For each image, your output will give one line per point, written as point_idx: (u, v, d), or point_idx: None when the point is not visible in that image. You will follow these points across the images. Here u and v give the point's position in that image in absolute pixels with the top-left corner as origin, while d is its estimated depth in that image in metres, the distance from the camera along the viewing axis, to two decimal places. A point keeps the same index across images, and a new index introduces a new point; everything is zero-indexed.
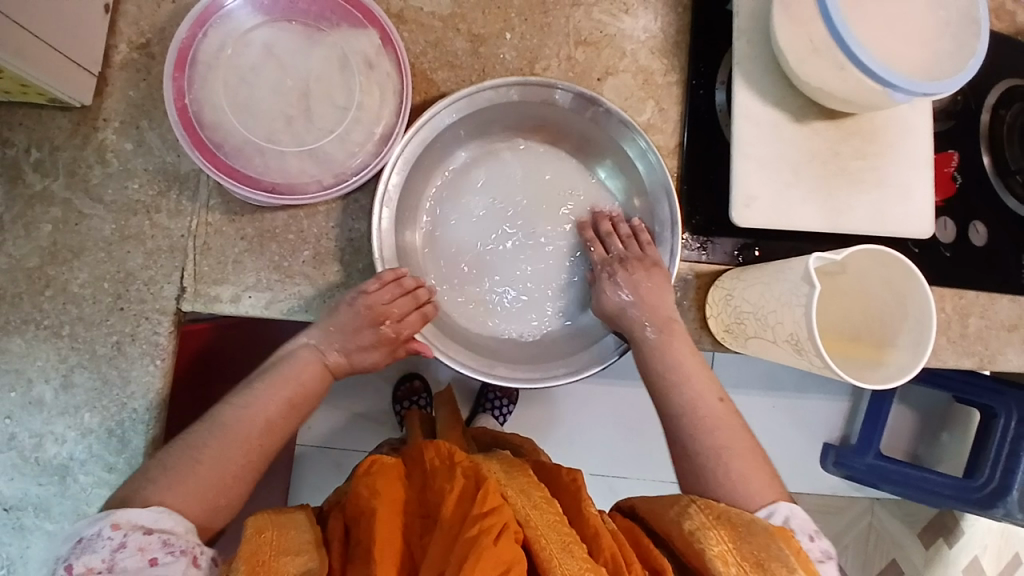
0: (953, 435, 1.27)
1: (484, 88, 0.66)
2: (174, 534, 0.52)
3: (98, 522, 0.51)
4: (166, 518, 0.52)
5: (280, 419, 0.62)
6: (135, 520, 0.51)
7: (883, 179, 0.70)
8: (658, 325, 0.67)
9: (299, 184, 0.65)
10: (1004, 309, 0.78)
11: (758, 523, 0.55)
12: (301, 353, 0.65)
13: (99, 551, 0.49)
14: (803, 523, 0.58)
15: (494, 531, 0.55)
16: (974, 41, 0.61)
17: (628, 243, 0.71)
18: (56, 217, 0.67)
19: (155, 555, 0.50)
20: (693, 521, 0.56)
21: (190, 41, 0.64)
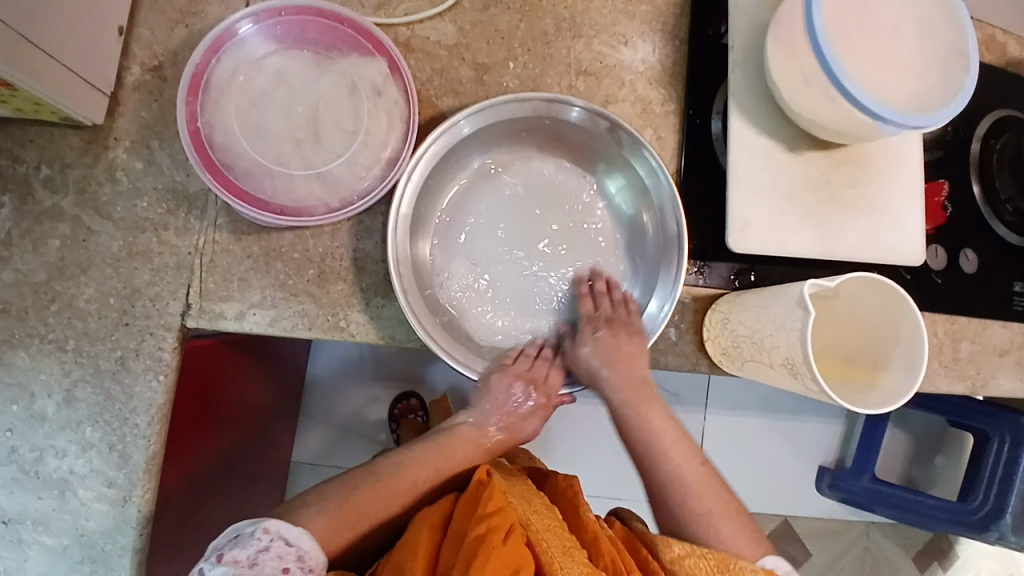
0: (947, 460, 1.28)
1: (497, 103, 0.68)
2: (306, 552, 0.58)
3: (253, 525, 0.56)
4: (305, 539, 0.58)
5: (427, 485, 0.69)
6: (281, 530, 0.57)
7: (873, 206, 0.72)
8: (631, 389, 0.71)
9: (306, 207, 0.66)
10: (996, 334, 0.80)
11: (750, 570, 0.58)
12: (461, 430, 0.74)
13: (248, 547, 0.54)
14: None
15: (502, 531, 0.56)
16: (962, 76, 0.63)
17: (616, 306, 0.72)
18: (64, 233, 0.69)
19: (288, 566, 0.56)
20: (683, 547, 0.61)
21: (203, 67, 0.65)
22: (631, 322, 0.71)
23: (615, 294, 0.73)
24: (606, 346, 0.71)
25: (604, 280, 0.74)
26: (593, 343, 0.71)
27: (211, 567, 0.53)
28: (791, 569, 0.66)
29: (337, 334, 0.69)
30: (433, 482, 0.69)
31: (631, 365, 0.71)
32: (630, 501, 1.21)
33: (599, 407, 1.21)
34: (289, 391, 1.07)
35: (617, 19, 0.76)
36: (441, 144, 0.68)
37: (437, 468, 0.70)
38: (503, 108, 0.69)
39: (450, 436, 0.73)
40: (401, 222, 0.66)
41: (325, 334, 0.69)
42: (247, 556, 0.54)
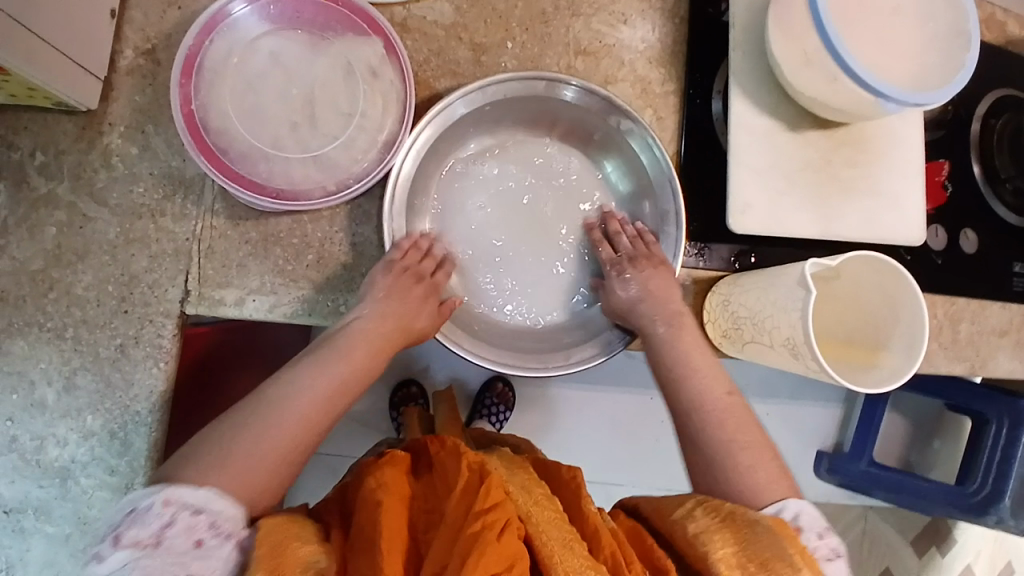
0: (944, 443, 1.28)
1: (490, 83, 0.68)
2: (220, 517, 0.53)
3: (150, 497, 0.51)
4: (216, 500, 0.53)
5: (325, 398, 0.61)
6: (183, 497, 0.52)
7: (874, 186, 0.71)
8: (666, 321, 0.69)
9: (303, 191, 0.65)
10: (995, 315, 0.80)
11: (762, 524, 0.57)
12: (356, 329, 0.65)
13: (149, 525, 0.50)
14: (812, 520, 0.60)
15: (498, 526, 0.56)
16: (964, 52, 0.62)
17: (633, 243, 0.71)
18: (61, 220, 0.68)
19: (201, 537, 0.52)
20: (698, 524, 0.58)
21: (197, 49, 0.64)
22: (653, 254, 0.70)
23: (628, 231, 0.73)
24: (646, 283, 0.68)
25: (616, 220, 0.74)
26: (629, 285, 0.69)
27: (109, 551, 0.50)
28: (817, 514, 0.60)
29: (337, 319, 0.69)
30: (334, 399, 0.61)
31: (664, 295, 0.69)
32: (630, 484, 1.22)
33: (599, 392, 1.21)
34: None
35: None
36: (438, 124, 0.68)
37: (341, 376, 0.62)
38: (499, 87, 0.68)
39: (335, 344, 0.63)
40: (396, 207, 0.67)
41: (325, 320, 0.69)
42: (149, 535, 0.50)
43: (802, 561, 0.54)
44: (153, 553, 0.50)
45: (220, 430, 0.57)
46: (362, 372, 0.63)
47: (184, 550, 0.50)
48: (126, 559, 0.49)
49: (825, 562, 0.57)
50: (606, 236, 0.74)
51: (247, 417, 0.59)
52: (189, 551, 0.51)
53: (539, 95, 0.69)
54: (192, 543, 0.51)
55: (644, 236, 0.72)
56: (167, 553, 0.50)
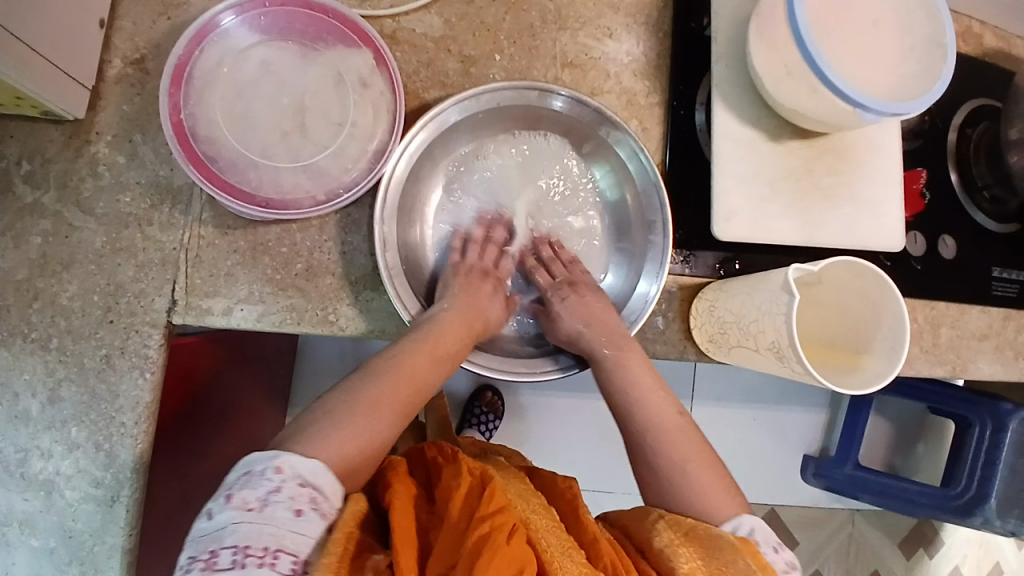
0: (928, 448, 1.30)
1: (484, 91, 0.68)
2: (321, 494, 0.52)
3: (266, 461, 0.51)
4: (322, 475, 0.53)
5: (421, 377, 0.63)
6: (296, 468, 0.52)
7: (854, 193, 0.73)
8: (614, 344, 0.70)
9: (293, 200, 0.65)
10: (974, 320, 0.82)
11: (725, 539, 0.57)
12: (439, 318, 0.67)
13: (259, 487, 0.49)
14: (767, 535, 0.60)
15: (505, 529, 0.55)
16: (941, 64, 0.64)
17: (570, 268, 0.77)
18: (46, 230, 0.68)
19: (302, 508, 0.50)
20: (663, 538, 0.58)
21: (186, 58, 0.64)
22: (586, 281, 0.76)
23: (564, 256, 0.79)
24: (576, 306, 0.72)
25: (548, 246, 0.79)
26: (564, 308, 0.73)
27: (219, 507, 0.48)
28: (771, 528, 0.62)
29: (326, 328, 0.69)
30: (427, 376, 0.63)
31: (609, 320, 0.71)
32: (620, 492, 1.22)
33: (588, 399, 1.21)
34: (277, 388, 1.06)
35: (602, 11, 0.76)
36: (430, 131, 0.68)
37: (432, 358, 0.64)
38: (493, 95, 0.69)
39: (429, 330, 0.65)
40: (389, 212, 0.66)
41: (314, 329, 0.69)
42: (257, 498, 0.49)
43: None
44: (257, 518, 0.48)
45: (330, 409, 0.58)
46: (447, 360, 0.65)
47: (284, 519, 0.48)
48: (228, 520, 0.47)
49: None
50: (541, 260, 0.79)
51: (344, 398, 0.59)
52: (290, 519, 0.48)
53: (531, 103, 0.70)
54: (294, 512, 0.49)
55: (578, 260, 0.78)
56: (269, 519, 0.48)
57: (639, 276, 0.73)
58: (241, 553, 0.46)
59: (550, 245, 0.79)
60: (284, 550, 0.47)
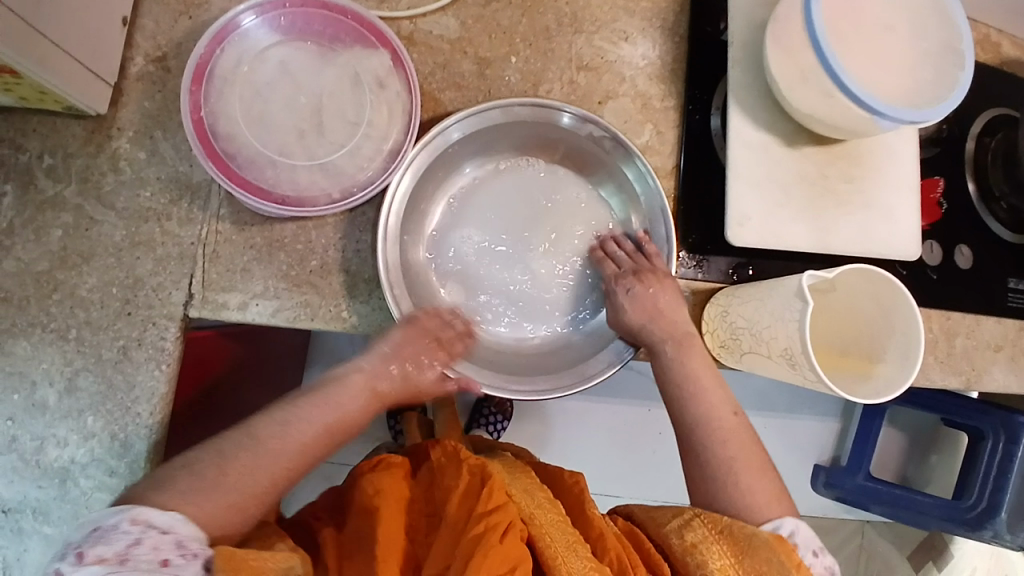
0: (942, 459, 1.27)
1: (492, 107, 0.69)
2: (188, 537, 0.52)
3: (117, 516, 0.50)
4: (182, 523, 0.52)
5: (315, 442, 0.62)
6: (151, 518, 0.51)
7: (869, 201, 0.73)
8: (675, 341, 0.69)
9: (309, 197, 0.66)
10: (990, 330, 0.81)
11: (761, 538, 0.57)
12: (350, 378, 0.65)
13: (114, 543, 0.49)
14: (808, 539, 0.62)
15: (499, 528, 0.57)
16: (957, 72, 0.64)
17: (634, 257, 0.72)
18: (67, 223, 0.69)
19: (167, 556, 0.50)
20: (697, 535, 0.59)
21: (208, 57, 0.66)
22: (655, 267, 0.70)
23: (627, 247, 0.74)
24: (641, 298, 0.69)
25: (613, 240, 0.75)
26: (628, 298, 0.70)
27: (69, 568, 0.48)
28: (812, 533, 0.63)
29: (339, 325, 0.70)
30: (323, 440, 0.62)
31: (676, 313, 0.69)
32: (628, 495, 1.22)
33: (597, 402, 1.21)
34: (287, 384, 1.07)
35: (618, 15, 0.76)
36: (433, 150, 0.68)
37: (327, 425, 0.62)
38: (492, 113, 0.69)
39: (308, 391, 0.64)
40: (391, 232, 0.66)
41: (327, 325, 0.70)
42: (113, 554, 0.49)
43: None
44: (120, 572, 0.49)
45: (215, 458, 0.57)
46: (342, 427, 0.64)
47: (149, 571, 0.49)
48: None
49: None
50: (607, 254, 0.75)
51: (231, 452, 0.58)
52: (154, 571, 0.49)
53: (520, 118, 0.70)
54: (158, 561, 0.50)
55: (644, 247, 0.72)
56: (131, 572, 0.49)
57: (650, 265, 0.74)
58: None
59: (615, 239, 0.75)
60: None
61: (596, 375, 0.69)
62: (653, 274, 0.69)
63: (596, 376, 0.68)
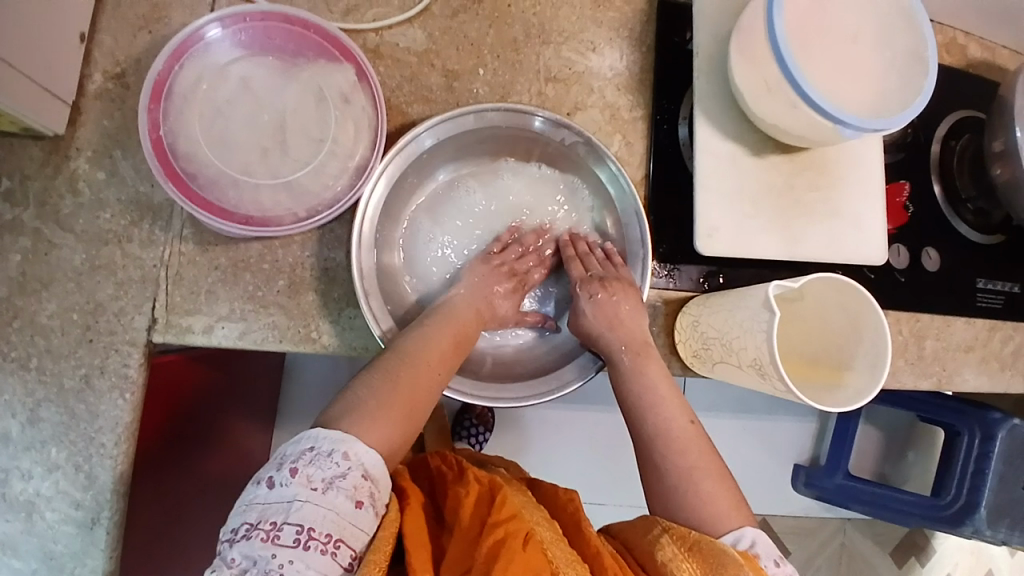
0: (919, 455, 1.30)
1: (467, 114, 0.68)
2: (378, 486, 0.55)
3: (336, 443, 0.54)
4: (380, 469, 0.55)
5: (449, 355, 0.65)
6: (361, 457, 0.54)
7: (836, 208, 0.73)
8: (632, 350, 0.68)
9: (273, 217, 0.65)
10: (958, 331, 0.82)
11: (728, 555, 0.55)
12: (460, 302, 0.71)
13: (326, 470, 0.52)
14: (768, 548, 0.59)
15: (520, 534, 0.55)
16: (921, 78, 0.64)
17: (604, 264, 0.73)
18: (25, 247, 0.67)
19: (361, 498, 0.53)
20: (666, 553, 0.57)
21: (166, 75, 0.64)
22: (622, 276, 0.71)
23: (597, 253, 0.74)
24: (604, 308, 0.69)
25: (584, 243, 0.76)
26: (591, 305, 0.70)
27: (284, 480, 0.52)
28: (773, 541, 0.59)
29: (309, 345, 0.69)
30: (455, 353, 0.65)
31: (635, 323, 0.69)
32: (611, 502, 1.22)
33: (580, 409, 1.21)
34: (262, 403, 1.05)
35: (585, 25, 0.76)
36: (404, 160, 0.68)
37: (454, 335, 0.67)
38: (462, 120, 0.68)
39: (445, 313, 0.69)
40: (366, 241, 0.66)
41: (296, 347, 0.68)
42: (323, 481, 0.52)
43: None
44: (320, 500, 0.51)
45: (365, 386, 0.60)
46: (465, 338, 0.68)
47: (346, 507, 0.52)
48: (294, 496, 0.51)
49: None
50: (577, 254, 0.75)
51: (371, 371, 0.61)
52: (349, 508, 0.52)
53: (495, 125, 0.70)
54: (355, 502, 0.52)
55: (612, 257, 0.73)
56: (331, 505, 0.51)
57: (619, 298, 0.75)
58: (306, 533, 0.50)
59: (586, 243, 0.76)
60: (343, 540, 0.51)
61: (568, 388, 0.70)
62: (618, 282, 0.70)
63: (568, 389, 0.70)
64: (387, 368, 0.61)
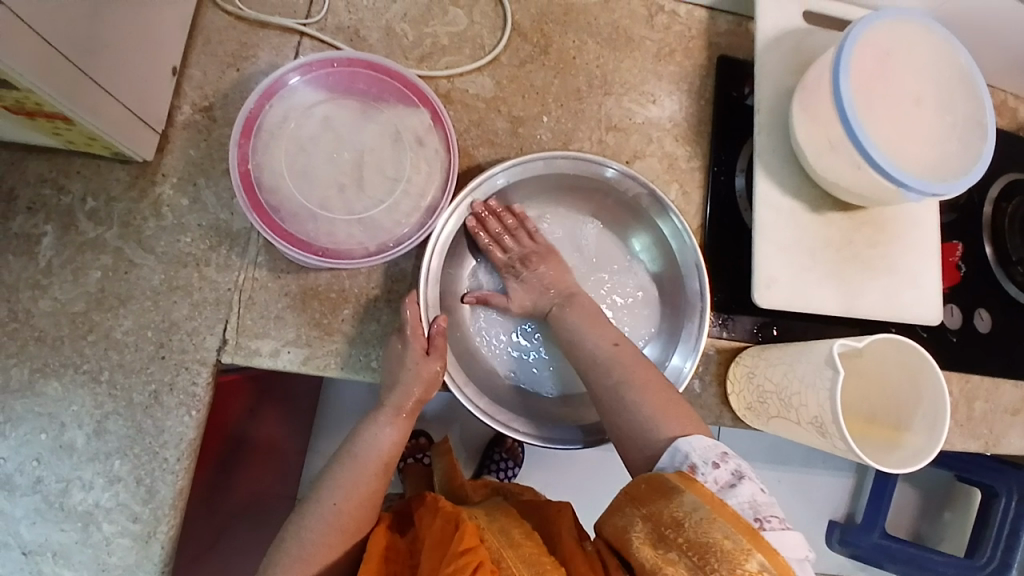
0: (955, 515, 1.27)
1: (538, 158, 0.70)
2: None
3: None
4: None
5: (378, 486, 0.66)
6: None
7: (892, 267, 0.74)
8: (560, 294, 0.73)
9: (346, 250, 0.68)
10: (1008, 395, 0.81)
11: (660, 480, 0.55)
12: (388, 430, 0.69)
13: None
14: (704, 451, 0.57)
15: (469, 568, 0.55)
16: (981, 146, 0.66)
17: (518, 237, 0.74)
18: (106, 265, 0.70)
19: None
20: (617, 514, 0.57)
21: (256, 112, 0.68)
22: (538, 245, 0.74)
23: (507, 223, 0.73)
24: (540, 278, 0.73)
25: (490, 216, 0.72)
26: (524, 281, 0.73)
27: None
28: (708, 442, 0.58)
29: (367, 374, 0.71)
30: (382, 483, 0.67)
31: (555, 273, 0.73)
32: None
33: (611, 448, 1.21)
34: (300, 427, 1.06)
35: (646, 78, 0.79)
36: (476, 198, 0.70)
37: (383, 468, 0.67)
38: (531, 165, 0.71)
39: (363, 452, 0.67)
40: (432, 275, 0.69)
41: (357, 374, 0.71)
42: None
43: (711, 506, 0.51)
44: None
45: (292, 540, 0.64)
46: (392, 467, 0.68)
47: None
48: None
49: (728, 488, 0.55)
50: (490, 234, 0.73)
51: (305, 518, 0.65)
52: None
53: (564, 170, 0.72)
54: None
55: (525, 225, 0.74)
56: None
57: (673, 350, 0.73)
58: None
59: (490, 213, 0.72)
60: None
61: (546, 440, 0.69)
62: (546, 257, 0.74)
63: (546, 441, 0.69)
64: (321, 512, 0.65)
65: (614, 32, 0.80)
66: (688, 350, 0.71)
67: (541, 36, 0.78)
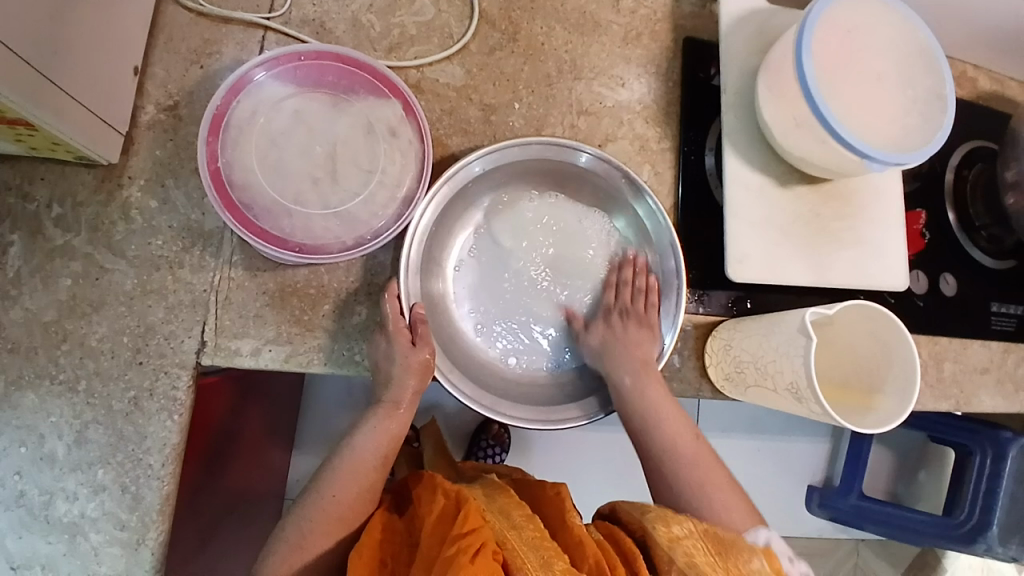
0: (930, 475, 1.32)
1: (513, 145, 0.71)
2: None
3: None
4: None
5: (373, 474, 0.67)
6: None
7: (860, 237, 0.76)
8: (636, 371, 0.70)
9: (323, 245, 0.68)
10: (974, 355, 0.85)
11: (743, 545, 0.59)
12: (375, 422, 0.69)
13: None
14: (782, 548, 0.64)
15: (472, 550, 0.56)
16: (940, 117, 0.68)
17: (636, 297, 0.74)
18: (76, 271, 0.69)
19: None
20: (682, 531, 0.60)
21: (224, 109, 0.67)
22: (645, 317, 0.73)
23: (638, 283, 0.75)
24: (627, 347, 0.72)
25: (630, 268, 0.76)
26: (620, 347, 0.72)
27: None
28: (785, 543, 0.65)
29: (351, 368, 0.71)
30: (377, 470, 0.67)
31: (639, 346, 0.72)
32: None
33: (597, 430, 1.23)
34: (284, 427, 1.06)
35: (615, 62, 0.80)
36: (452, 186, 0.70)
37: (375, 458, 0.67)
38: (507, 151, 0.71)
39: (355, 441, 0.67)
40: (412, 265, 0.69)
41: (340, 369, 0.71)
42: None
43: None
44: None
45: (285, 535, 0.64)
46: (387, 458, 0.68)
47: None
48: None
49: None
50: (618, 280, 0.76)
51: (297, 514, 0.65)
52: None
53: (538, 155, 0.72)
54: None
55: (649, 292, 0.74)
56: None
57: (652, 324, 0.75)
58: None
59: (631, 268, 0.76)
60: None
61: (557, 423, 0.70)
62: (646, 331, 0.73)
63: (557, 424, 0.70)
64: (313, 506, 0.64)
65: (581, 17, 0.80)
66: (667, 326, 0.73)
67: (509, 23, 0.79)
